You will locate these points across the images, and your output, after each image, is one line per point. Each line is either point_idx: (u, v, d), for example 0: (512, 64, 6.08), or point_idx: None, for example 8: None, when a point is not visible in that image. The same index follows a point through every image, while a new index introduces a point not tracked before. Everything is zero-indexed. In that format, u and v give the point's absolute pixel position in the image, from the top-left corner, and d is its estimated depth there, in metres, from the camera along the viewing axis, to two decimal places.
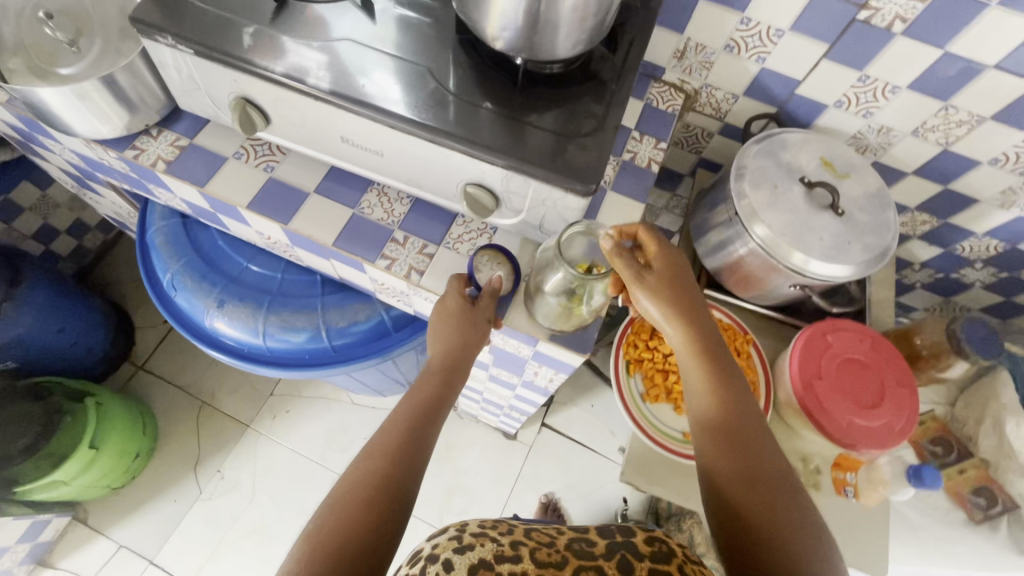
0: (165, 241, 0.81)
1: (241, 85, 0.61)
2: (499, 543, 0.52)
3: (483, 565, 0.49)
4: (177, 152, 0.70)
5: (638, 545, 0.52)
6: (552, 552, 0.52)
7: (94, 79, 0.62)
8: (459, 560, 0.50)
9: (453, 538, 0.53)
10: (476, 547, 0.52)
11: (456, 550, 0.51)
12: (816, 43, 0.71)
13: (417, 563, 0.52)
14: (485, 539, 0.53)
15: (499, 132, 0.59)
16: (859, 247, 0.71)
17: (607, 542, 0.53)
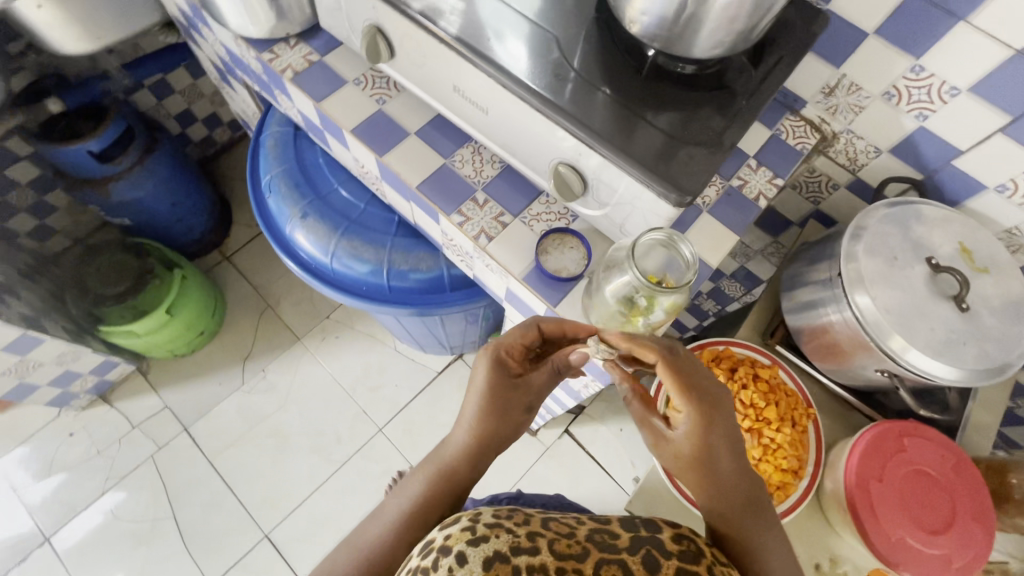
0: (275, 145, 0.87)
1: (378, 13, 0.63)
2: (515, 535, 0.47)
3: (500, 560, 0.44)
4: (307, 65, 0.74)
5: (664, 542, 0.48)
6: (571, 544, 0.48)
7: None
8: (474, 554, 0.45)
9: (468, 528, 0.48)
10: (492, 539, 0.46)
11: (471, 543, 0.46)
12: (995, 112, 0.61)
13: (429, 556, 0.46)
14: (500, 531, 0.47)
15: (606, 118, 0.57)
16: (973, 352, 0.61)
17: (630, 535, 0.49)
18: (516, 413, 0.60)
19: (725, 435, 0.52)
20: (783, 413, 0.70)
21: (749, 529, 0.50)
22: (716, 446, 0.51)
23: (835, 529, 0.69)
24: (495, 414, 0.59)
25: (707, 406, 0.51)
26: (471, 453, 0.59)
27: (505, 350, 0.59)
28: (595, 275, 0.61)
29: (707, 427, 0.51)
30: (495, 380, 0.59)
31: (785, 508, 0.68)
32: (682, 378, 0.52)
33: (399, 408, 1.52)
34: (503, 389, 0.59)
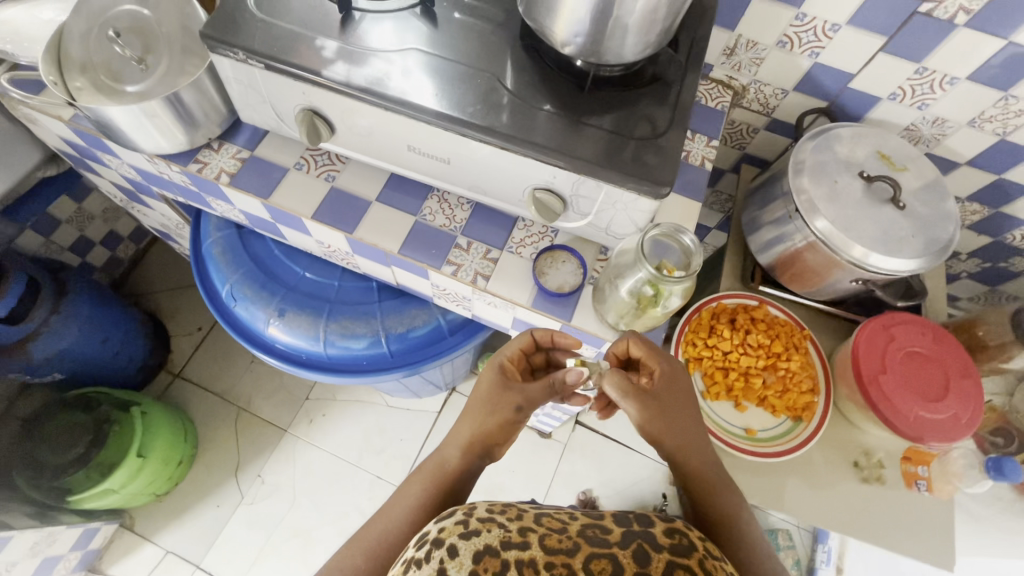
0: (222, 252, 0.82)
1: (309, 97, 0.62)
2: (506, 529, 0.48)
3: (489, 551, 0.45)
4: (239, 165, 0.71)
5: (657, 536, 0.48)
6: (562, 538, 0.48)
7: (161, 97, 0.62)
8: (465, 546, 0.46)
9: (461, 521, 0.49)
10: (483, 533, 0.47)
11: (462, 535, 0.47)
12: (873, 37, 0.71)
13: (423, 547, 0.47)
14: (492, 524, 0.48)
15: (567, 136, 0.59)
16: (921, 241, 0.70)
17: (623, 530, 0.49)
18: (506, 412, 0.60)
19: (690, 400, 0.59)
20: (786, 343, 0.78)
21: (721, 489, 0.56)
22: (685, 412, 0.58)
23: (858, 426, 0.78)
24: (487, 411, 0.60)
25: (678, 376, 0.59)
26: (466, 449, 0.60)
27: (507, 357, 0.64)
28: (603, 281, 0.64)
29: (677, 390, 0.58)
30: (494, 381, 0.62)
31: (815, 425, 0.76)
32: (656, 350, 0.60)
33: (411, 460, 1.48)
34: (496, 384, 0.62)
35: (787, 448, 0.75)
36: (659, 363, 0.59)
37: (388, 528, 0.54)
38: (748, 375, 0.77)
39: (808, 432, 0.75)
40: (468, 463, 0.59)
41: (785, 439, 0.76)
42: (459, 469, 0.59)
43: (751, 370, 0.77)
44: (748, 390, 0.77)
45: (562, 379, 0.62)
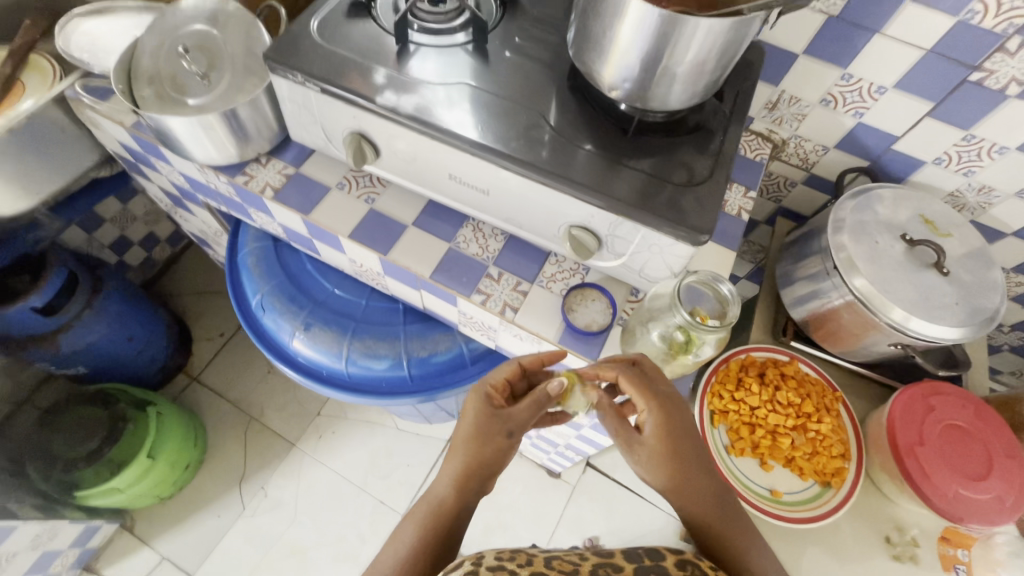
0: (257, 262, 0.84)
1: (359, 121, 0.64)
2: None
3: None
4: (284, 180, 0.73)
5: (670, 569, 0.49)
6: None
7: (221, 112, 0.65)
8: None
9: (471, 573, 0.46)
10: None
11: None
12: (920, 101, 0.71)
13: None
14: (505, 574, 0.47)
15: (607, 177, 0.60)
16: (965, 310, 0.68)
17: (635, 566, 0.50)
18: (498, 440, 0.57)
19: (686, 438, 0.55)
20: (817, 403, 0.75)
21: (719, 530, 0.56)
22: (680, 454, 0.55)
23: (891, 499, 0.74)
24: (478, 442, 0.56)
25: (673, 409, 0.55)
26: (466, 485, 0.57)
27: (491, 385, 0.59)
28: (633, 322, 0.63)
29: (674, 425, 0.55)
30: (485, 411, 0.57)
31: (845, 493, 0.72)
32: (643, 386, 0.54)
33: (416, 488, 1.45)
34: (491, 414, 0.57)
35: (815, 515, 0.71)
36: (650, 407, 0.54)
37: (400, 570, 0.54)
38: (776, 433, 0.74)
39: (838, 500, 0.72)
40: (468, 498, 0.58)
41: (813, 504, 0.72)
42: (460, 503, 0.57)
43: (779, 428, 0.74)
44: (775, 449, 0.74)
45: (546, 396, 0.57)
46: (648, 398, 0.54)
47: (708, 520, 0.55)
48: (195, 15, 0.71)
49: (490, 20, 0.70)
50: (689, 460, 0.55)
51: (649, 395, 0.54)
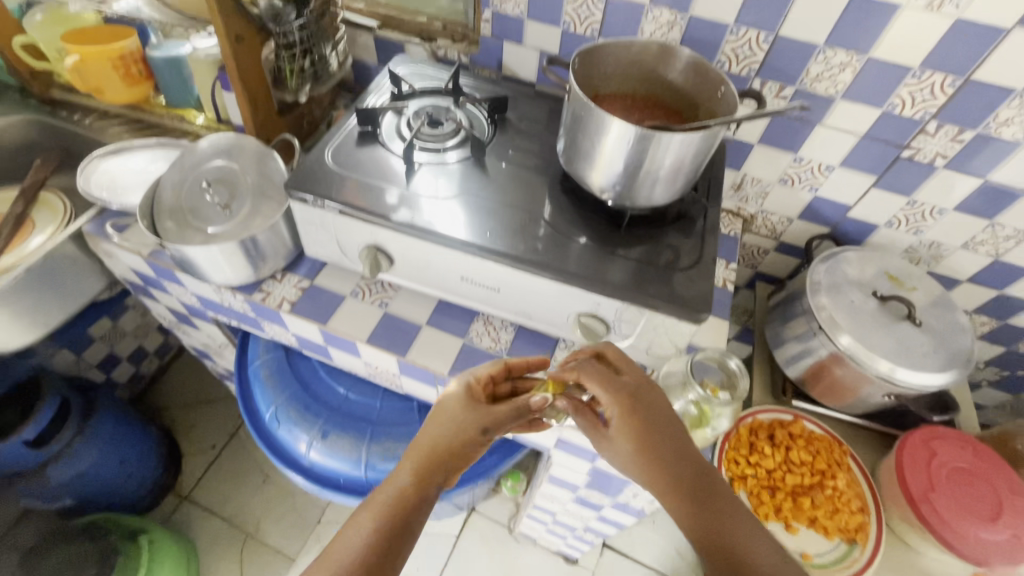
0: (270, 374, 0.85)
1: (374, 236, 0.69)
2: None
3: None
4: (300, 293, 0.77)
5: None
6: None
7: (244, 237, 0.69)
8: None
9: None
10: None
11: None
12: (864, 176, 0.81)
13: None
14: None
15: (607, 268, 0.65)
16: (943, 356, 0.74)
17: None
18: (472, 433, 0.55)
19: (660, 426, 0.54)
20: (828, 459, 0.78)
21: (720, 528, 0.48)
22: (654, 439, 0.53)
23: (916, 549, 0.75)
24: (454, 430, 0.55)
25: (639, 397, 0.55)
26: (423, 479, 0.52)
27: (474, 377, 0.60)
28: None
29: (636, 415, 0.54)
30: (462, 403, 0.57)
31: (872, 548, 0.73)
32: (604, 380, 0.56)
33: None
34: (462, 407, 0.56)
35: None
36: (610, 395, 0.55)
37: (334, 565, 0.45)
38: (796, 493, 0.78)
39: (866, 556, 0.73)
40: (423, 491, 0.51)
41: (844, 564, 0.72)
42: (416, 495, 0.51)
43: (798, 488, 0.78)
44: (798, 510, 0.77)
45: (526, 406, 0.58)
46: (609, 390, 0.55)
47: (700, 519, 0.48)
48: (215, 151, 0.77)
49: (485, 136, 0.78)
50: (660, 447, 0.53)
51: (609, 384, 0.55)
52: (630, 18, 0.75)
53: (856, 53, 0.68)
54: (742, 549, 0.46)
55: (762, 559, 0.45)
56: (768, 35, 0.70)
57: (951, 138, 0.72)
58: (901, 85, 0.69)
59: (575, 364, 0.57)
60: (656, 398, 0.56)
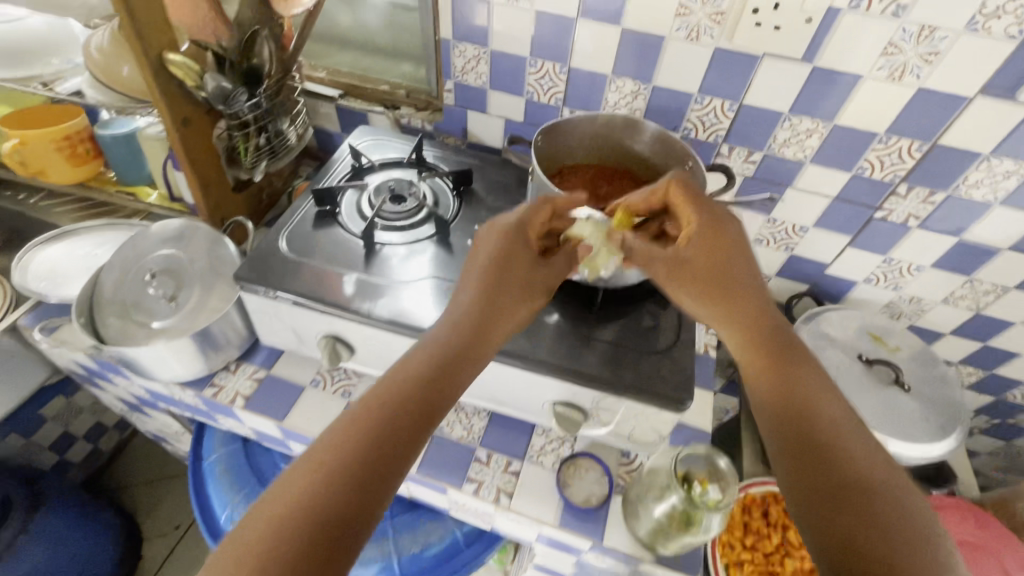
0: (226, 469, 0.79)
1: (333, 326, 0.65)
2: None
3: None
4: (255, 386, 0.71)
5: None
6: None
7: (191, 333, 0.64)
8: None
9: None
10: None
11: None
12: (839, 236, 0.79)
13: None
14: None
15: (582, 353, 0.62)
16: (936, 424, 0.71)
17: None
18: (537, 298, 0.55)
19: (739, 250, 0.55)
20: None
21: (796, 394, 0.48)
22: (738, 303, 0.53)
23: None
24: (498, 268, 0.54)
25: (713, 229, 0.55)
26: (482, 300, 0.52)
27: (528, 223, 0.57)
28: (634, 490, 0.62)
29: (713, 240, 0.55)
30: (519, 257, 0.55)
31: None
32: (691, 195, 0.57)
33: None
34: (520, 254, 0.55)
35: None
36: (696, 212, 0.56)
37: (385, 395, 0.44)
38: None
39: None
40: (478, 311, 0.51)
41: None
42: (472, 361, 0.49)
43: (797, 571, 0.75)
44: None
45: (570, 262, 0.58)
46: (697, 209, 0.56)
47: (778, 387, 0.49)
48: (163, 239, 0.73)
49: (448, 214, 0.75)
50: (744, 307, 0.53)
51: (700, 205, 0.56)
52: (593, 89, 0.74)
53: (821, 121, 0.67)
54: (812, 408, 0.46)
55: (838, 420, 0.45)
56: (732, 104, 0.69)
57: (922, 199, 0.71)
58: (869, 150, 0.68)
59: (679, 185, 0.57)
60: (748, 261, 0.55)
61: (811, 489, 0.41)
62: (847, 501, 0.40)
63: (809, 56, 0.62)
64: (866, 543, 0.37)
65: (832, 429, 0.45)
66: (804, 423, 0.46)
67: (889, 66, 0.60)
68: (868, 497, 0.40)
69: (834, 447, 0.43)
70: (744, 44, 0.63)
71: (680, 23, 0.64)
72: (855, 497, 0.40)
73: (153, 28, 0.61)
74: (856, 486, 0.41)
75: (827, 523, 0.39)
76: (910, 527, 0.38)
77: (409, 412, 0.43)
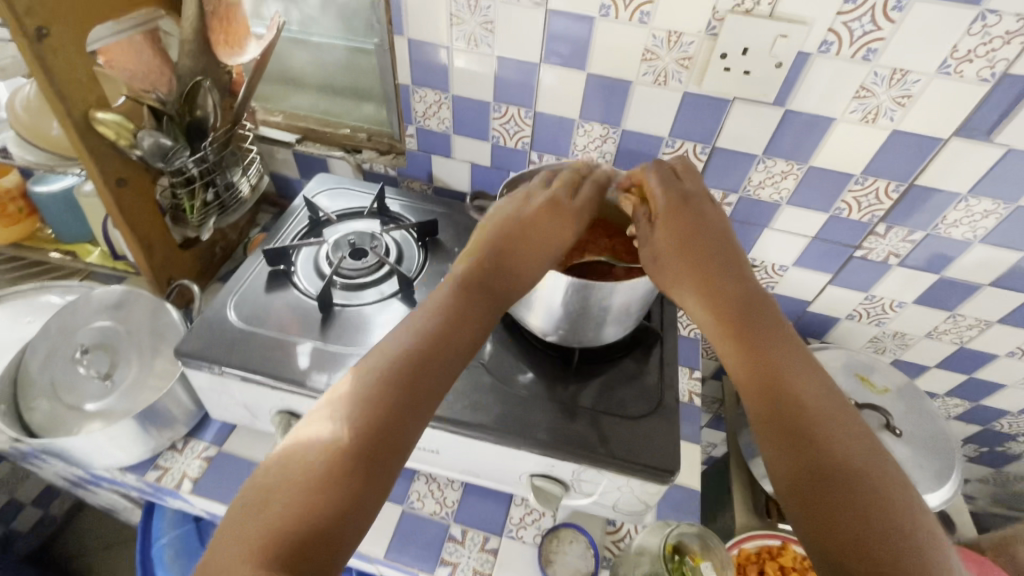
0: (175, 555, 0.73)
1: (287, 401, 0.59)
2: None
3: None
4: (204, 466, 0.65)
5: None
6: None
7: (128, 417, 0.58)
8: None
9: None
10: None
11: None
12: (820, 274, 0.77)
13: None
14: None
15: (559, 421, 0.57)
16: (931, 471, 0.68)
17: None
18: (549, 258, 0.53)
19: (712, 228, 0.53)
20: None
21: (772, 373, 0.45)
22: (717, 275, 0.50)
23: None
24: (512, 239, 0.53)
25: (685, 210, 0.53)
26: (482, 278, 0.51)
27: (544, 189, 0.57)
28: (622, 567, 0.57)
29: (683, 210, 0.53)
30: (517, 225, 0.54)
31: None
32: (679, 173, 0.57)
33: None
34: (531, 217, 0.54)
35: None
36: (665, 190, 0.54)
37: (355, 405, 0.41)
38: None
39: None
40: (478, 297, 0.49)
41: None
42: (447, 345, 0.46)
43: None
44: None
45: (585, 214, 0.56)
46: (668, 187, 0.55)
47: (756, 364, 0.45)
48: (100, 310, 0.67)
49: (412, 270, 0.70)
50: (719, 274, 0.50)
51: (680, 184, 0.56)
52: (560, 133, 0.71)
53: (796, 163, 0.65)
54: (791, 385, 0.44)
55: (814, 398, 0.43)
56: (704, 147, 0.67)
57: (901, 238, 0.69)
58: (846, 191, 0.66)
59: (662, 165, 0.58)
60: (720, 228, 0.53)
61: (798, 485, 0.40)
62: (835, 488, 0.39)
63: (781, 99, 0.60)
64: (852, 534, 0.37)
65: (810, 404, 0.43)
66: (786, 401, 0.43)
67: (862, 109, 0.58)
68: (857, 481, 0.39)
69: (819, 430, 0.42)
70: (713, 88, 0.60)
71: (647, 68, 0.61)
72: (839, 484, 0.39)
73: (75, 85, 0.55)
74: (843, 471, 0.39)
75: (818, 514, 0.38)
76: (897, 524, 0.37)
77: (392, 410, 0.42)
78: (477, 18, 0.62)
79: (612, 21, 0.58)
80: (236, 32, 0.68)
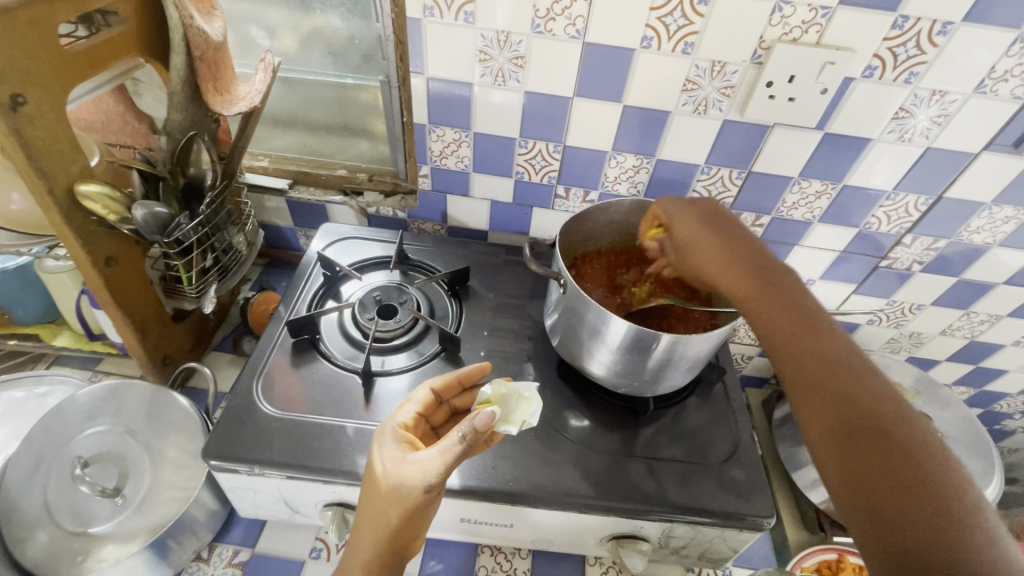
0: None
1: (340, 493, 0.52)
2: None
3: None
4: (239, 573, 0.57)
5: None
6: None
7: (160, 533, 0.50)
8: None
9: None
10: None
11: None
12: (845, 284, 0.78)
13: None
14: None
15: (641, 478, 0.54)
16: (976, 470, 0.70)
17: None
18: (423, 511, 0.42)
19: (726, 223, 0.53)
20: None
21: (801, 345, 0.43)
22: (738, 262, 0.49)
23: None
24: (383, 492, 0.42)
25: (710, 215, 0.54)
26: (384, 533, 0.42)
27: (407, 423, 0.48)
28: None
29: (699, 213, 0.54)
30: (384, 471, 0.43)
31: None
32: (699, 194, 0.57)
33: None
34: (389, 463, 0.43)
35: None
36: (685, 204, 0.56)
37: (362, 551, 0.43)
38: None
39: None
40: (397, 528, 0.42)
41: None
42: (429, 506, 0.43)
43: None
44: None
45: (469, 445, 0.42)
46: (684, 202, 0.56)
47: (791, 336, 0.44)
48: (90, 412, 0.58)
49: (449, 327, 0.66)
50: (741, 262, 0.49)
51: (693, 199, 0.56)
52: (591, 165, 0.68)
53: (830, 182, 0.65)
54: (826, 356, 0.42)
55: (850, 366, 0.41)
56: (740, 172, 0.66)
57: (925, 247, 0.71)
58: (877, 206, 0.67)
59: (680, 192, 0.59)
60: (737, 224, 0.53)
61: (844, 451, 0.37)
62: (880, 454, 0.36)
63: (821, 123, 0.59)
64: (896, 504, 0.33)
65: (848, 373, 0.41)
66: (824, 369, 0.41)
67: (899, 129, 0.59)
68: (899, 454, 0.35)
69: (861, 398, 0.39)
70: (756, 116, 0.59)
71: (687, 98, 0.59)
72: (887, 449, 0.36)
73: (55, 156, 0.45)
74: (885, 440, 0.36)
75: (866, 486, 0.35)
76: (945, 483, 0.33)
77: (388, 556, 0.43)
78: (507, 53, 0.58)
79: (654, 53, 0.56)
80: (225, 77, 0.59)
